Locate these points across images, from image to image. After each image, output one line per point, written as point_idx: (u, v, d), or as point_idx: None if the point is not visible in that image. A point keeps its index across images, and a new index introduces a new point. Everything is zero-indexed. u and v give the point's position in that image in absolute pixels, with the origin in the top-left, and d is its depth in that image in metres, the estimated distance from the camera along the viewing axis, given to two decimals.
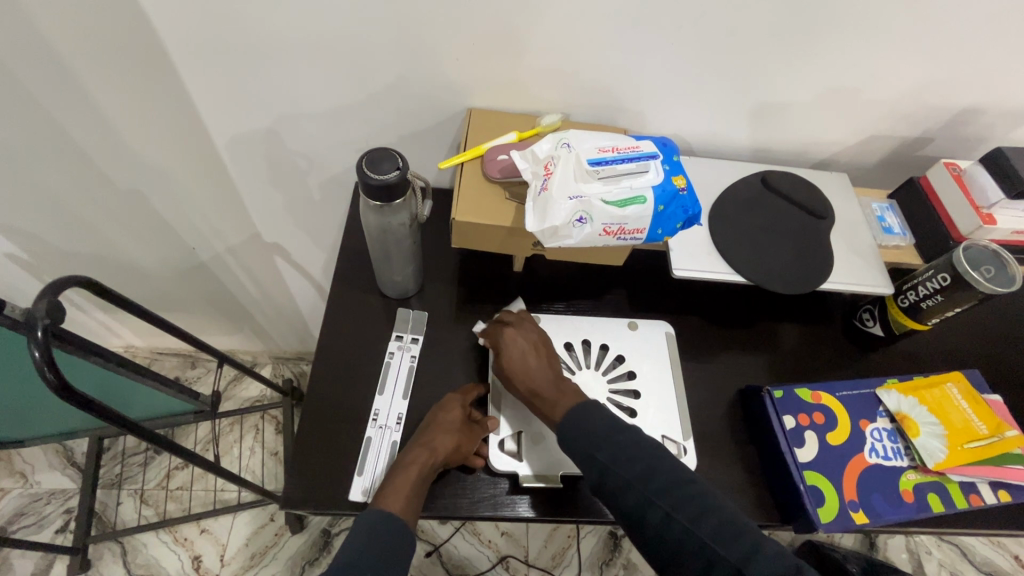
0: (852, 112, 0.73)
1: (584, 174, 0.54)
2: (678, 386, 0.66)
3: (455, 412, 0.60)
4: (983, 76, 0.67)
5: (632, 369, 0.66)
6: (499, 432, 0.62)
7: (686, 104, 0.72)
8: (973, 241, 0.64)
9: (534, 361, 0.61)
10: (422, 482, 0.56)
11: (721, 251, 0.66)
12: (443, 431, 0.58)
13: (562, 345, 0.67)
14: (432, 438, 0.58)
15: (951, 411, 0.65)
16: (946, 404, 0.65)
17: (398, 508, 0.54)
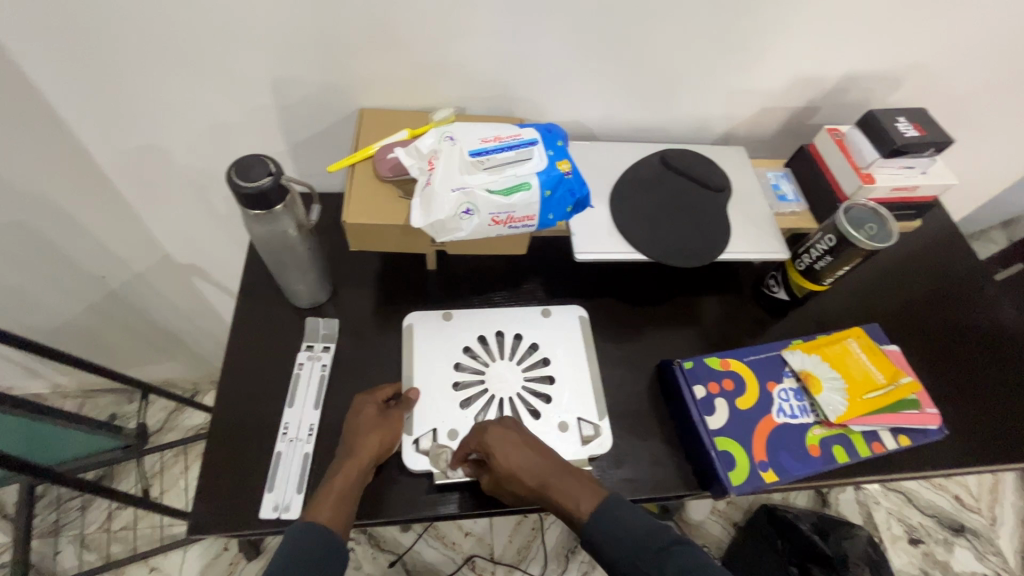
0: (740, 87, 0.75)
1: (468, 165, 0.54)
2: (591, 367, 0.68)
3: (372, 414, 0.59)
4: (853, 45, 0.70)
5: (546, 355, 0.68)
6: (412, 432, 0.61)
7: (580, 89, 0.73)
8: (854, 200, 0.66)
9: (530, 456, 0.56)
10: (353, 491, 0.55)
11: (621, 231, 0.67)
12: (363, 434, 0.57)
13: (476, 338, 0.68)
14: (355, 446, 0.57)
15: (850, 365, 0.67)
16: (846, 358, 0.68)
17: (330, 522, 0.52)
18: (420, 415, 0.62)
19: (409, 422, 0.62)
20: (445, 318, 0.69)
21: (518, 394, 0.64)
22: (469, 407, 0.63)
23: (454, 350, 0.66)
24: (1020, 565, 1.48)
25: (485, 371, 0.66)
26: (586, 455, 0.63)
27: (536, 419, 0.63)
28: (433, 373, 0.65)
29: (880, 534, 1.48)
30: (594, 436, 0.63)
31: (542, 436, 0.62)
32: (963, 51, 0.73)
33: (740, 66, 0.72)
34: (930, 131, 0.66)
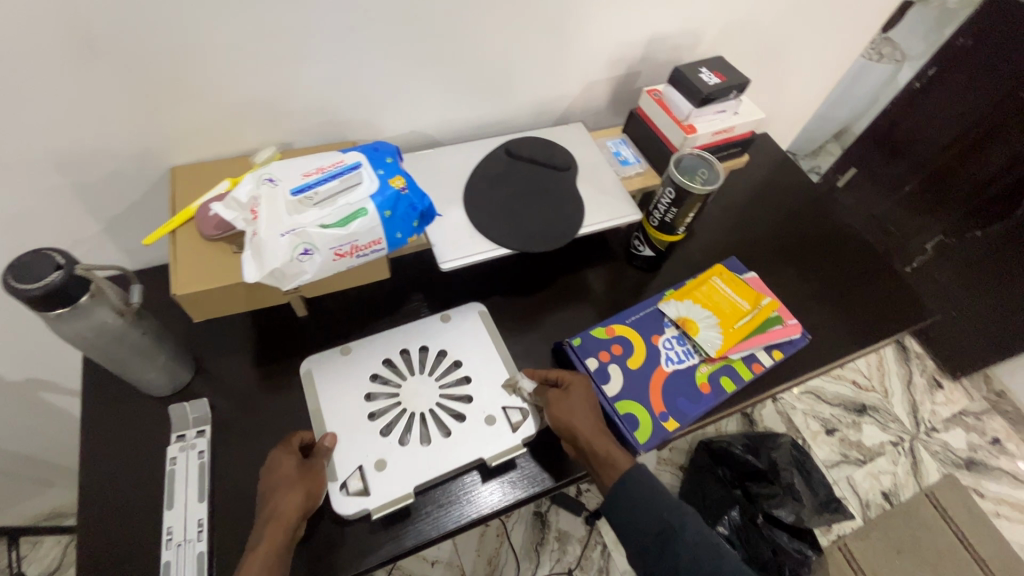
0: (561, 67, 0.77)
1: (296, 205, 0.51)
2: (503, 356, 0.70)
3: (287, 469, 0.55)
4: (648, 11, 0.75)
5: (457, 358, 0.69)
6: (337, 479, 0.59)
7: (407, 100, 0.71)
8: (682, 151, 0.71)
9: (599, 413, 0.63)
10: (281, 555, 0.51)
11: (481, 230, 0.67)
12: (283, 495, 0.54)
13: (382, 363, 0.68)
14: (274, 508, 0.53)
15: (717, 300, 0.73)
16: (713, 295, 0.74)
17: None
18: (345, 456, 0.60)
19: (330, 471, 0.59)
20: (344, 352, 0.68)
21: (436, 407, 0.65)
22: (392, 431, 0.62)
23: (362, 381, 0.65)
24: (913, 423, 1.71)
25: (399, 391, 0.66)
26: (520, 439, 0.64)
27: (461, 422, 0.64)
28: (346, 410, 0.63)
29: (802, 434, 1.64)
30: (521, 421, 0.65)
31: (472, 436, 0.63)
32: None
33: (558, 46, 0.74)
34: (729, 76, 0.72)
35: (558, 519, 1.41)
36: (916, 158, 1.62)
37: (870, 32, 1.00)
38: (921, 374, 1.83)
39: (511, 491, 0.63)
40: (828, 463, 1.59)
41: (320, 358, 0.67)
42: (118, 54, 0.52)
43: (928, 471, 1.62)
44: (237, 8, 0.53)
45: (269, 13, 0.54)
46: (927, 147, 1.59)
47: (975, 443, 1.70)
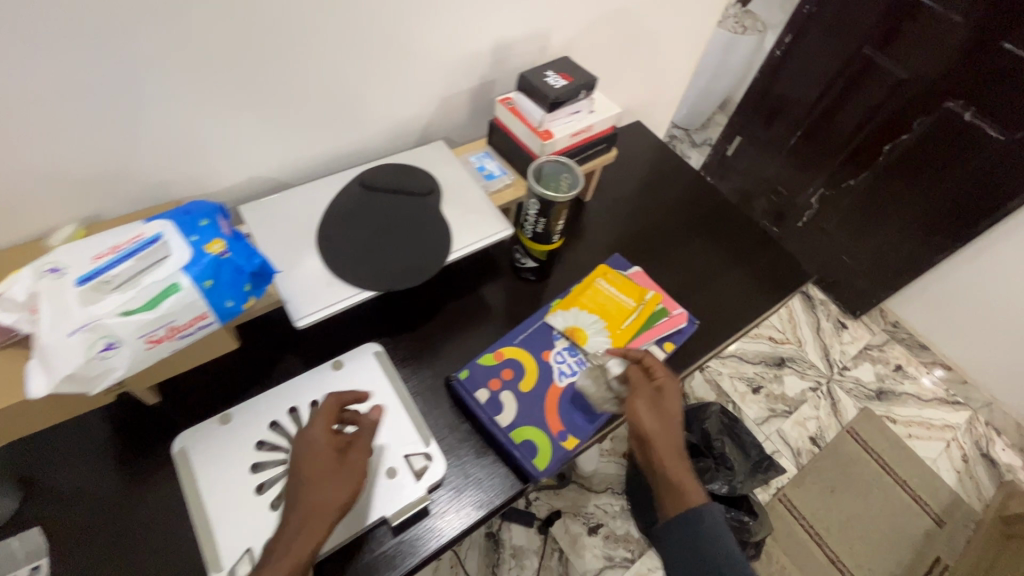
0: (406, 87, 0.73)
1: (90, 293, 0.44)
2: (403, 397, 0.63)
3: (325, 438, 0.52)
4: (484, 19, 0.72)
5: (353, 408, 0.62)
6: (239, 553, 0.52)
7: (235, 146, 0.65)
8: (540, 159, 0.69)
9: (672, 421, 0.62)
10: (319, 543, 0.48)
11: (339, 276, 0.61)
12: (322, 474, 0.50)
13: (268, 428, 0.59)
14: (348, 471, 0.51)
15: (603, 302, 0.72)
16: (599, 298, 0.73)
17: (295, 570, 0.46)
18: (226, 543, 0.53)
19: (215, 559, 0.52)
20: (222, 422, 0.59)
21: None
22: (282, 504, 0.55)
23: (243, 453, 0.57)
24: (827, 366, 1.83)
25: (288, 456, 0.58)
26: (425, 488, 0.59)
27: (361, 478, 0.58)
28: (226, 490, 0.55)
29: (732, 397, 1.70)
30: (427, 465, 0.60)
31: (373, 493, 0.57)
32: None
33: (398, 64, 0.69)
34: (575, 76, 0.71)
35: (511, 534, 1.39)
36: (796, 114, 1.83)
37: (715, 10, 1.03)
38: (827, 318, 1.95)
39: (425, 545, 0.57)
40: (759, 420, 1.66)
41: (196, 431, 0.58)
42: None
43: (846, 408, 1.73)
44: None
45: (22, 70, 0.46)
46: (802, 104, 1.80)
47: (882, 373, 1.83)
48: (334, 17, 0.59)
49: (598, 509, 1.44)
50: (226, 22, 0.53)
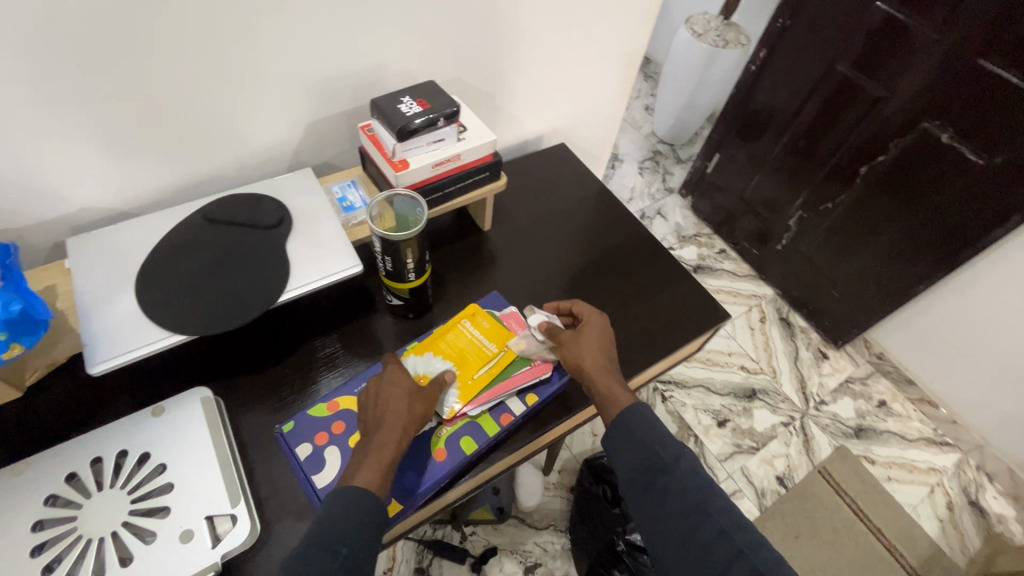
0: (260, 112, 0.69)
1: None
2: (220, 450, 0.58)
3: (404, 375, 0.61)
4: (340, 40, 0.68)
5: (162, 460, 0.57)
6: None
7: (59, 175, 0.61)
8: (394, 191, 0.64)
9: (603, 344, 0.68)
10: (398, 455, 0.55)
11: (150, 317, 0.57)
12: (403, 402, 0.58)
13: (64, 480, 0.55)
14: (400, 398, 0.59)
15: (461, 348, 0.67)
16: (458, 343, 0.68)
17: (370, 487, 0.52)
18: None
19: None
20: (15, 472, 0.55)
21: (120, 528, 0.53)
22: (56, 569, 0.50)
23: (27, 509, 0.53)
24: (802, 400, 1.70)
25: (78, 513, 0.54)
26: (222, 556, 0.53)
27: (149, 542, 0.52)
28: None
29: (694, 431, 1.59)
30: (230, 529, 0.54)
31: (159, 559, 0.52)
32: (463, 7, 0.75)
33: (248, 85, 0.66)
34: (433, 103, 0.66)
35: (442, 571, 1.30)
36: (778, 127, 1.64)
37: (636, 24, 0.98)
38: (807, 347, 1.82)
39: None
40: (721, 457, 1.55)
41: None
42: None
43: (820, 447, 1.61)
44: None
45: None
46: (784, 116, 1.60)
47: (862, 409, 1.70)
48: (154, 37, 0.56)
49: (537, 548, 1.35)
50: (16, 43, 0.50)
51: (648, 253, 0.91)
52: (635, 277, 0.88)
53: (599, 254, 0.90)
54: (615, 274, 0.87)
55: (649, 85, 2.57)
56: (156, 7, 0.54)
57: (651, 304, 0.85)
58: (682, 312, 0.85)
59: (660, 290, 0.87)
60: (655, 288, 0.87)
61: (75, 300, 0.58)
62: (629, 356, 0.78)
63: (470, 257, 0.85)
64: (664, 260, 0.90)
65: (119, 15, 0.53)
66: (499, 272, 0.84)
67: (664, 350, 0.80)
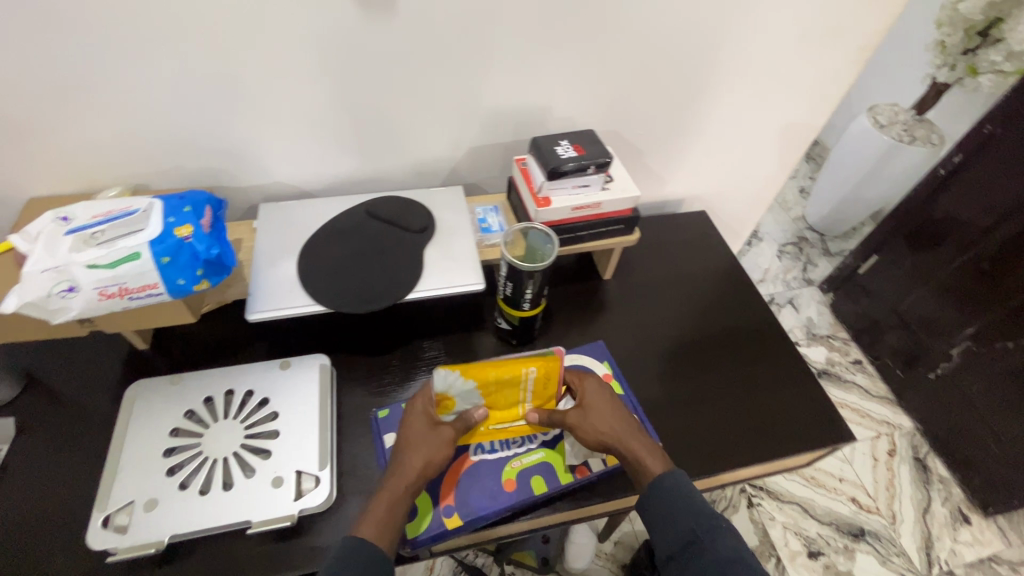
0: (433, 131, 0.78)
1: (79, 244, 0.54)
2: (322, 417, 0.65)
3: (423, 420, 0.59)
4: (518, 82, 0.75)
5: (275, 410, 0.65)
6: (110, 507, 0.57)
7: (270, 152, 0.75)
8: (532, 224, 0.67)
9: (612, 408, 0.62)
10: (400, 507, 0.53)
11: (302, 285, 0.66)
12: (415, 448, 0.57)
13: (202, 401, 0.65)
14: (409, 445, 0.57)
15: (502, 394, 0.62)
16: (504, 388, 0.62)
17: (375, 537, 0.51)
18: (118, 489, 0.58)
19: (107, 498, 0.57)
20: (172, 382, 0.66)
21: (230, 456, 0.61)
22: (177, 473, 0.59)
23: (171, 415, 0.63)
24: (923, 562, 1.42)
25: (203, 433, 0.62)
26: (299, 510, 0.58)
27: (248, 476, 0.59)
28: (143, 443, 0.61)
29: (777, 552, 1.40)
30: (311, 489, 0.60)
31: (252, 494, 0.58)
32: (637, 69, 0.78)
33: (430, 105, 0.75)
34: (589, 151, 0.69)
35: None
36: (958, 242, 1.44)
37: (812, 107, 0.93)
38: (943, 503, 1.53)
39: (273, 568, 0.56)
40: None
41: (149, 383, 0.66)
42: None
43: None
44: (69, 44, 0.58)
45: (104, 52, 0.59)
46: (971, 231, 1.40)
47: None
48: (370, 56, 0.67)
49: None
50: (273, 45, 0.63)
51: (772, 344, 0.85)
52: (752, 364, 0.82)
53: (716, 332, 0.85)
54: (729, 357, 0.82)
55: (810, 167, 2.41)
56: (378, 32, 0.65)
57: (762, 401, 0.78)
58: (796, 421, 0.76)
59: (775, 387, 0.79)
60: (771, 385, 0.80)
61: (253, 256, 0.69)
62: (724, 448, 0.72)
63: (582, 302, 0.86)
64: (788, 358, 0.83)
65: (350, 34, 0.64)
66: (607, 324, 0.84)
67: (766, 453, 0.72)
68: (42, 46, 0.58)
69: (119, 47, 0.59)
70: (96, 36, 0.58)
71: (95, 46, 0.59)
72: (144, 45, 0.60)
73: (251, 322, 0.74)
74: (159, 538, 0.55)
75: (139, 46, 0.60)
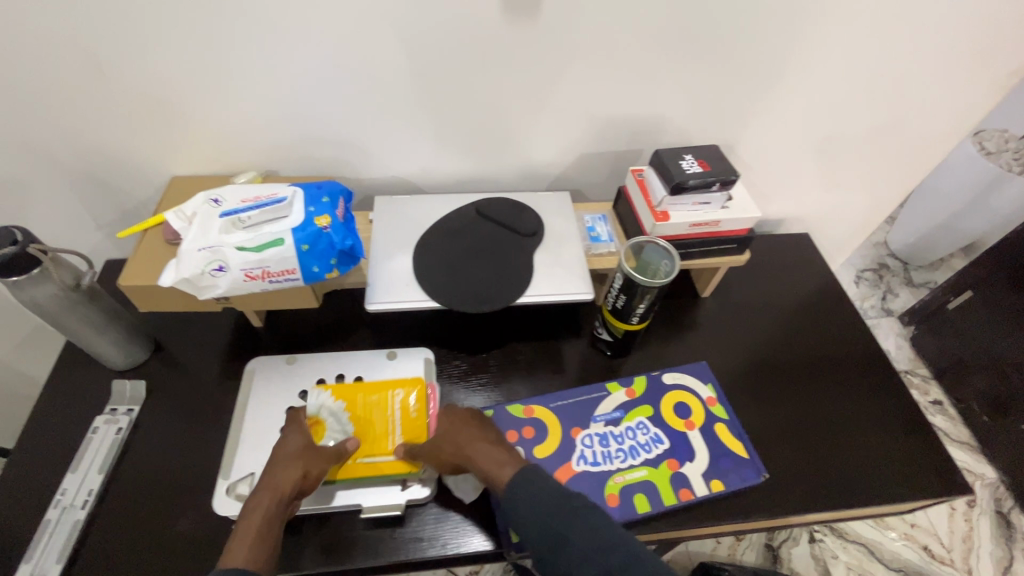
0: (548, 136, 0.78)
1: (229, 226, 0.57)
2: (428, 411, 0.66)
3: (295, 441, 0.56)
4: (640, 91, 0.74)
5: None
6: (233, 475, 0.60)
7: (390, 147, 0.76)
8: (650, 238, 0.66)
9: (477, 427, 0.58)
10: (273, 526, 0.49)
11: (418, 280, 0.68)
12: (275, 470, 0.53)
13: (315, 383, 0.68)
14: (270, 467, 0.53)
15: (372, 421, 0.62)
16: (372, 413, 0.62)
17: (249, 556, 0.47)
18: (242, 460, 0.61)
19: (231, 467, 0.61)
20: (288, 362, 0.69)
21: None
22: None
23: (289, 393, 0.66)
24: None
25: None
26: (406, 499, 0.60)
27: None
28: (263, 418, 0.64)
29: None
30: (417, 480, 0.61)
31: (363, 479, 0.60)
32: (764, 85, 0.76)
33: (550, 110, 0.74)
34: (714, 167, 0.67)
35: None
36: None
37: (941, 134, 0.88)
38: None
39: (384, 553, 0.58)
40: None
41: (268, 361, 0.69)
42: (120, 66, 0.62)
43: None
44: (232, 35, 0.61)
45: (259, 45, 0.62)
46: None
47: None
48: (501, 59, 0.67)
49: None
50: (414, 45, 0.65)
51: (878, 380, 0.80)
52: (857, 400, 0.78)
53: (818, 361, 0.82)
54: (832, 390, 0.78)
55: None
56: (514, 36, 0.65)
57: (868, 441, 0.74)
58: (904, 466, 0.72)
59: (882, 427, 0.75)
60: (877, 424, 0.76)
61: (371, 247, 0.71)
62: (828, 486, 0.69)
63: (678, 318, 0.84)
64: (896, 397, 0.79)
65: (486, 37, 0.65)
66: (704, 343, 0.82)
67: (872, 496, 0.69)
68: (205, 37, 0.61)
69: (272, 41, 0.62)
70: (254, 29, 0.61)
71: (251, 38, 0.62)
72: (296, 40, 0.62)
73: (359, 310, 0.76)
74: None
75: (291, 40, 0.62)
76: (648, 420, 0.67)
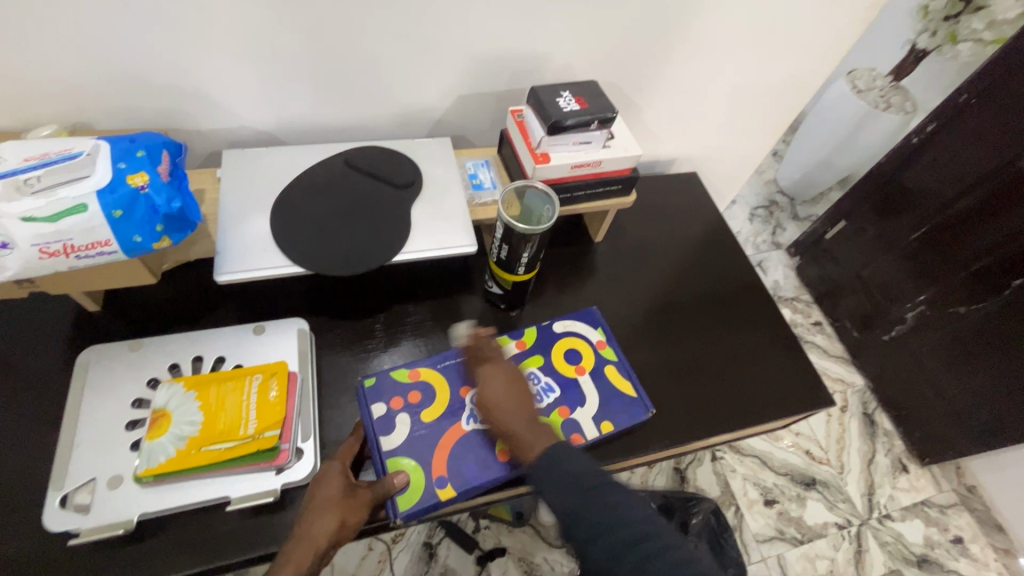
0: (419, 77, 0.71)
1: (9, 191, 0.46)
2: (303, 386, 0.61)
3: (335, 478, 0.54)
4: (514, 25, 0.68)
5: None
6: (66, 485, 0.51)
7: (234, 93, 0.66)
8: (530, 183, 0.63)
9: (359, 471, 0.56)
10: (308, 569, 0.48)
11: (277, 243, 0.60)
12: (318, 514, 0.51)
13: (167, 368, 0.59)
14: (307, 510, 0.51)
15: (223, 407, 0.55)
16: (224, 398, 0.56)
17: None
18: (78, 466, 0.53)
19: (62, 475, 0.52)
20: (132, 349, 0.60)
21: None
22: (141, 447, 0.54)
23: (133, 384, 0.57)
24: (865, 507, 1.53)
25: None
26: (282, 484, 0.55)
27: None
28: (102, 415, 0.56)
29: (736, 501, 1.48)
30: (294, 461, 0.56)
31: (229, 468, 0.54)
32: (643, 17, 0.72)
33: (417, 47, 0.67)
34: (592, 104, 0.64)
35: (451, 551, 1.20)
36: (921, 211, 1.47)
37: (810, 68, 0.90)
38: (886, 454, 1.64)
39: (261, 542, 0.53)
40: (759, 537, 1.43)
41: (105, 349, 0.59)
42: None
43: (872, 563, 1.44)
44: None
45: None
46: (934, 201, 1.43)
47: (933, 539, 1.51)
48: None
49: (546, 564, 1.20)
50: None
51: (757, 310, 0.85)
52: (738, 330, 0.82)
53: (705, 297, 0.84)
54: (717, 322, 0.82)
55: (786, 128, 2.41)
56: None
57: (747, 366, 0.78)
58: (778, 386, 0.78)
59: (761, 353, 0.80)
60: (755, 351, 0.80)
61: (219, 210, 0.62)
62: (711, 414, 0.72)
63: (572, 264, 0.83)
64: (773, 324, 0.84)
65: None
66: (598, 287, 0.81)
67: (749, 418, 0.74)
68: None
69: None
70: None
71: None
72: None
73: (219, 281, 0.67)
74: (127, 516, 0.51)
75: None
76: (539, 369, 0.67)
